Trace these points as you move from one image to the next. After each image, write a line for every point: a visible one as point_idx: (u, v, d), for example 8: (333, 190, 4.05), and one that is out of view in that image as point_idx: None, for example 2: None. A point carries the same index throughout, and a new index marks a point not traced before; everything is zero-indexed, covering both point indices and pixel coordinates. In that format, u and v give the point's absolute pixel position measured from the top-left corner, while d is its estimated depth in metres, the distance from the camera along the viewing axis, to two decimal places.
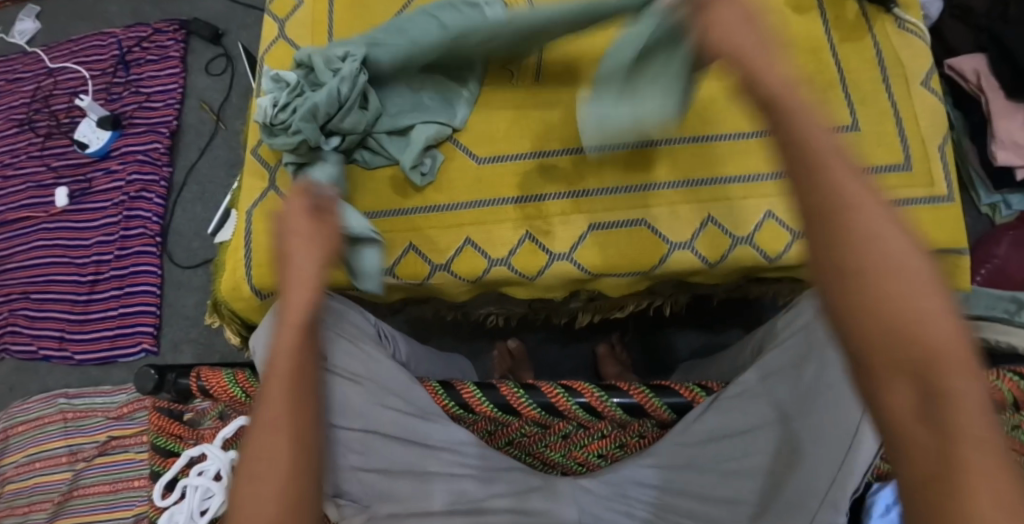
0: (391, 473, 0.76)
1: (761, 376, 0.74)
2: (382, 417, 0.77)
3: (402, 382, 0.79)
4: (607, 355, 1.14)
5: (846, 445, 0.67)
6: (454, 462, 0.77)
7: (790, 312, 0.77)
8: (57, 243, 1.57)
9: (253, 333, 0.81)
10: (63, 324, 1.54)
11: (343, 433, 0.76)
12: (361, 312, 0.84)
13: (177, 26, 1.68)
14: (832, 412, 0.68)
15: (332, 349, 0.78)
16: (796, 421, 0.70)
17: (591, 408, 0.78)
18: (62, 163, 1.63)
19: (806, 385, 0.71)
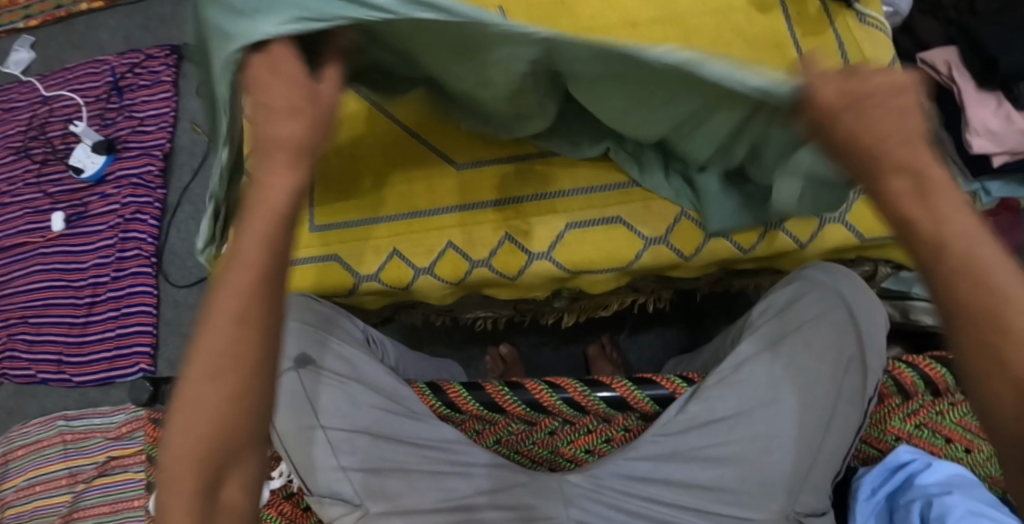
0: (381, 473, 0.77)
1: (736, 363, 0.75)
2: (374, 415, 0.78)
3: (394, 384, 0.81)
4: (598, 356, 1.16)
5: (819, 432, 0.72)
6: (445, 460, 0.78)
7: (765, 297, 0.79)
8: (54, 267, 1.60)
9: None
10: (60, 347, 1.56)
11: (333, 434, 0.77)
12: (350, 318, 0.85)
13: (169, 51, 1.71)
14: (803, 399, 0.72)
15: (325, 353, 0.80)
16: (770, 406, 0.73)
17: (575, 402, 0.79)
18: (59, 189, 1.66)
19: (778, 371, 0.74)
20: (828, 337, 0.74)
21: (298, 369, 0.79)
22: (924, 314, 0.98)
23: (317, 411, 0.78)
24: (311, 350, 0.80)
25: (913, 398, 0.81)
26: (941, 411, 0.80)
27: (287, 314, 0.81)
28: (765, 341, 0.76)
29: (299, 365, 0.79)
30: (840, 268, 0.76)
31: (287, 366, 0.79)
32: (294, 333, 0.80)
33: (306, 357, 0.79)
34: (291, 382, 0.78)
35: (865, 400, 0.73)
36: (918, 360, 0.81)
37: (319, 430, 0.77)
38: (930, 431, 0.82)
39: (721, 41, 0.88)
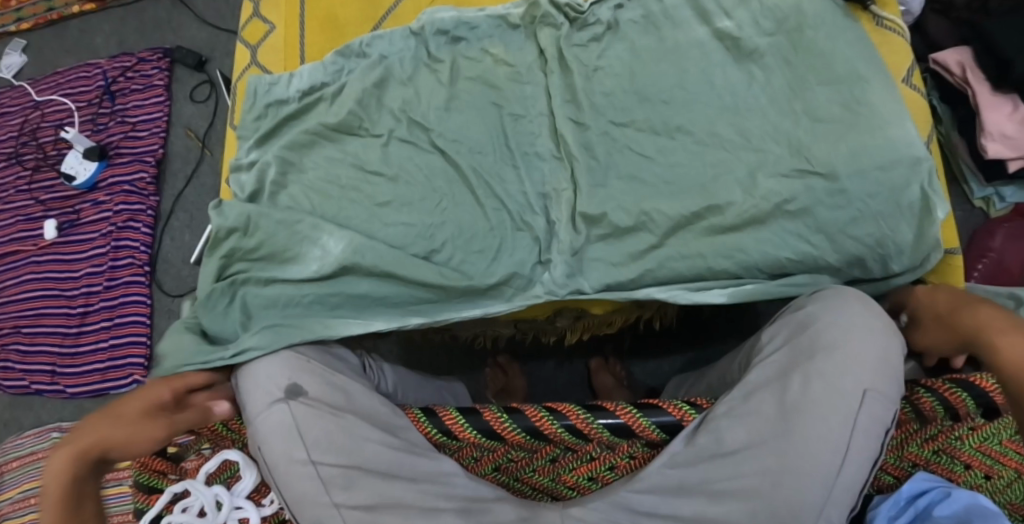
0: (375, 509, 0.72)
1: (744, 394, 0.74)
2: (368, 449, 0.73)
3: (390, 415, 0.77)
4: (600, 367, 1.12)
5: (836, 465, 0.68)
6: (440, 495, 0.73)
7: (774, 327, 0.77)
8: (48, 275, 1.57)
9: (235, 361, 0.80)
10: (53, 358, 1.53)
11: (325, 469, 0.72)
12: (342, 346, 0.83)
13: (161, 54, 1.69)
14: (820, 429, 0.68)
15: (317, 383, 0.76)
16: (783, 437, 0.69)
17: (577, 430, 0.77)
18: (51, 196, 1.63)
19: (793, 400, 0.70)
20: (845, 363, 0.69)
21: (287, 399, 0.74)
22: None
23: (306, 445, 0.72)
24: (301, 378, 0.76)
25: (932, 423, 0.78)
26: (960, 437, 0.76)
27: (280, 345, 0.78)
28: (777, 371, 0.73)
29: (288, 395, 0.74)
30: (851, 295, 0.74)
31: (277, 396, 0.74)
32: (285, 361, 0.77)
33: (297, 387, 0.75)
34: (279, 413, 0.73)
35: (884, 430, 0.69)
36: (934, 383, 0.77)
37: (310, 465, 0.72)
38: (949, 458, 0.78)
39: (721, 51, 0.85)
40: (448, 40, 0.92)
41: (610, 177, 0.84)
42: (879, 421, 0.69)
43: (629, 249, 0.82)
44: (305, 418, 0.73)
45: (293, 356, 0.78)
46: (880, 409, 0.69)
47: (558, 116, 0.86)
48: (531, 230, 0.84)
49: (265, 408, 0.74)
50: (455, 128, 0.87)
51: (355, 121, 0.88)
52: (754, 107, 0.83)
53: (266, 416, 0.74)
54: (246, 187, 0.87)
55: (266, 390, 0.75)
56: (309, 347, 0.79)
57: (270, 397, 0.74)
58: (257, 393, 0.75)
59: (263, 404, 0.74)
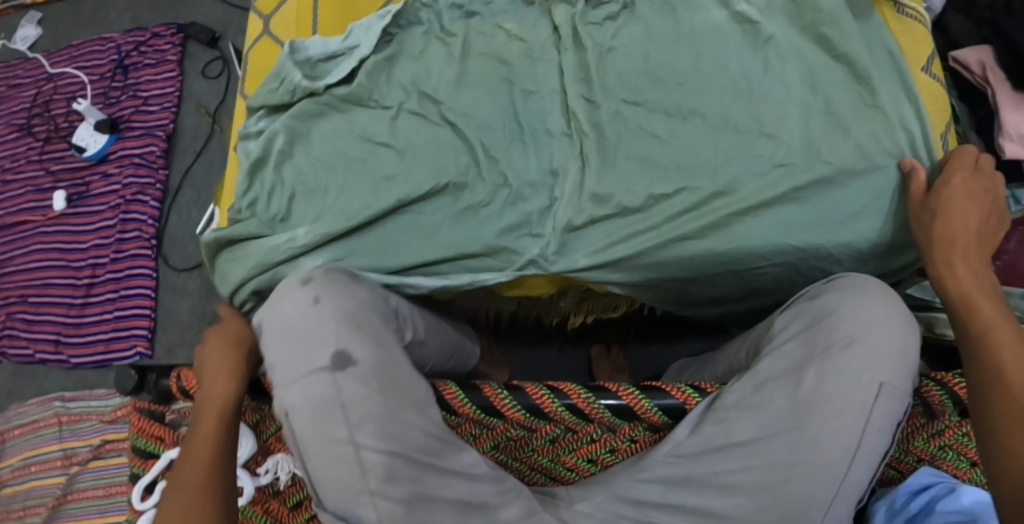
0: (411, 501, 0.66)
1: (754, 386, 0.72)
2: (407, 433, 0.68)
3: (428, 397, 0.71)
4: (602, 356, 1.13)
5: (847, 462, 0.66)
6: (462, 487, 0.68)
7: (787, 316, 0.74)
8: (55, 246, 1.57)
9: (263, 308, 0.74)
10: (58, 328, 1.53)
11: (367, 454, 0.66)
12: (388, 303, 0.77)
13: (176, 30, 1.69)
14: (834, 425, 0.67)
15: (367, 354, 0.69)
16: (797, 432, 0.68)
17: (578, 410, 0.76)
18: (61, 167, 1.63)
19: (806, 396, 0.68)
20: (863, 357, 0.68)
21: (334, 370, 0.68)
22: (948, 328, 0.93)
23: (348, 422, 0.67)
24: (351, 347, 0.69)
25: (941, 417, 0.76)
26: (966, 433, 0.75)
27: (327, 302, 0.71)
28: (790, 364, 0.71)
29: (334, 364, 0.68)
30: (870, 285, 0.71)
31: (324, 365, 0.68)
32: (334, 325, 0.70)
33: (345, 357, 0.69)
34: (322, 385, 0.68)
35: (896, 425, 0.68)
36: (947, 377, 0.75)
37: (351, 445, 0.66)
38: (956, 455, 0.77)
39: (737, 32, 0.84)
40: (463, 14, 0.92)
41: (621, 154, 0.82)
42: (893, 417, 0.67)
43: (639, 230, 0.80)
44: (351, 394, 0.67)
45: (343, 319, 0.71)
46: (894, 404, 0.67)
47: (570, 93, 0.85)
48: (540, 209, 0.83)
49: (310, 375, 0.68)
50: (466, 102, 0.86)
51: (365, 92, 0.88)
52: (770, 90, 0.81)
53: (306, 382, 0.68)
54: (250, 155, 0.87)
55: (313, 356, 0.69)
56: (360, 312, 0.72)
57: (313, 363, 0.69)
58: (299, 357, 0.69)
59: (306, 371, 0.69)
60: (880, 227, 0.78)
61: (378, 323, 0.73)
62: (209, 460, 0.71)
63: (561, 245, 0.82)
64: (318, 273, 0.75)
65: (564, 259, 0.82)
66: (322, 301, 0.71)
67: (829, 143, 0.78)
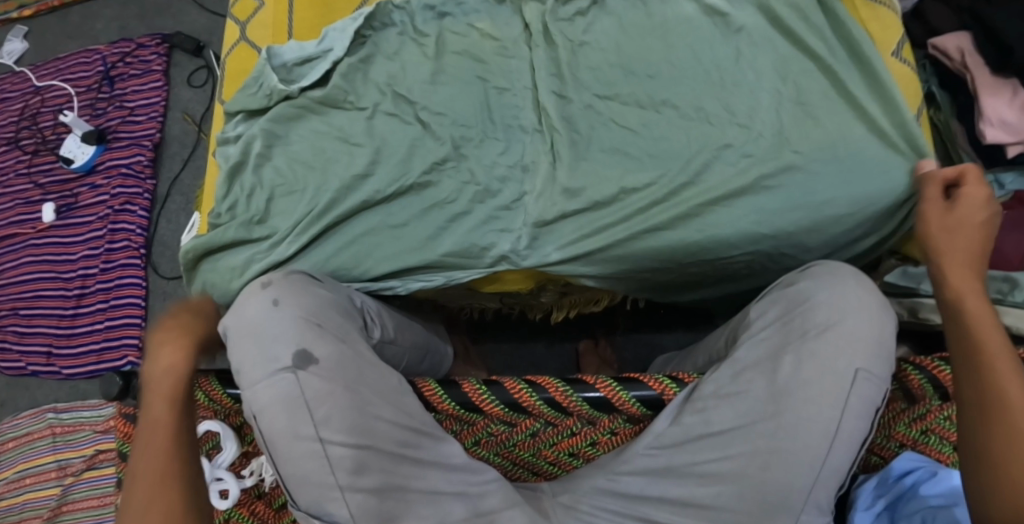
0: (383, 493, 0.67)
1: (732, 374, 0.71)
2: (375, 426, 0.68)
3: (395, 387, 0.71)
4: (588, 350, 1.13)
5: (825, 448, 0.66)
6: (441, 478, 0.70)
7: (763, 304, 0.73)
8: (45, 258, 1.58)
9: (227, 311, 0.73)
10: (50, 339, 1.53)
11: (334, 448, 0.66)
12: (348, 301, 0.77)
13: (160, 40, 1.70)
14: (812, 412, 0.66)
15: (329, 351, 0.69)
16: (775, 420, 0.67)
17: (556, 403, 0.76)
18: (50, 179, 1.64)
19: (782, 384, 0.68)
20: (837, 342, 0.67)
21: (298, 368, 0.68)
22: (932, 313, 0.93)
23: (316, 419, 0.67)
24: (312, 345, 0.69)
25: (921, 402, 0.76)
26: (948, 417, 0.75)
27: (285, 301, 0.71)
28: (767, 351, 0.70)
29: (297, 363, 0.68)
30: (846, 273, 0.70)
31: (287, 363, 0.68)
32: (295, 323, 0.70)
33: (307, 355, 0.69)
34: (286, 384, 0.67)
35: (875, 411, 0.67)
36: (924, 362, 0.76)
37: (319, 442, 0.66)
38: (939, 438, 0.77)
39: (708, 23, 0.84)
40: (435, 15, 0.92)
41: (594, 148, 0.82)
42: (872, 402, 0.67)
43: (615, 223, 0.80)
44: (315, 391, 0.67)
45: (303, 318, 0.70)
46: (872, 390, 0.67)
47: (543, 90, 0.85)
48: (515, 205, 0.83)
49: (272, 374, 0.68)
50: (439, 100, 0.86)
51: (339, 93, 0.88)
52: (741, 81, 0.81)
53: (271, 383, 0.68)
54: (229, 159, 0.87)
55: (274, 354, 0.69)
56: (319, 310, 0.72)
57: (276, 363, 0.68)
58: (260, 358, 0.69)
59: (269, 371, 0.68)
60: (855, 213, 0.78)
61: (338, 319, 0.73)
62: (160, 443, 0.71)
63: (537, 241, 0.82)
64: (275, 274, 0.74)
65: (542, 255, 0.82)
66: (281, 302, 0.71)
67: (801, 131, 0.79)
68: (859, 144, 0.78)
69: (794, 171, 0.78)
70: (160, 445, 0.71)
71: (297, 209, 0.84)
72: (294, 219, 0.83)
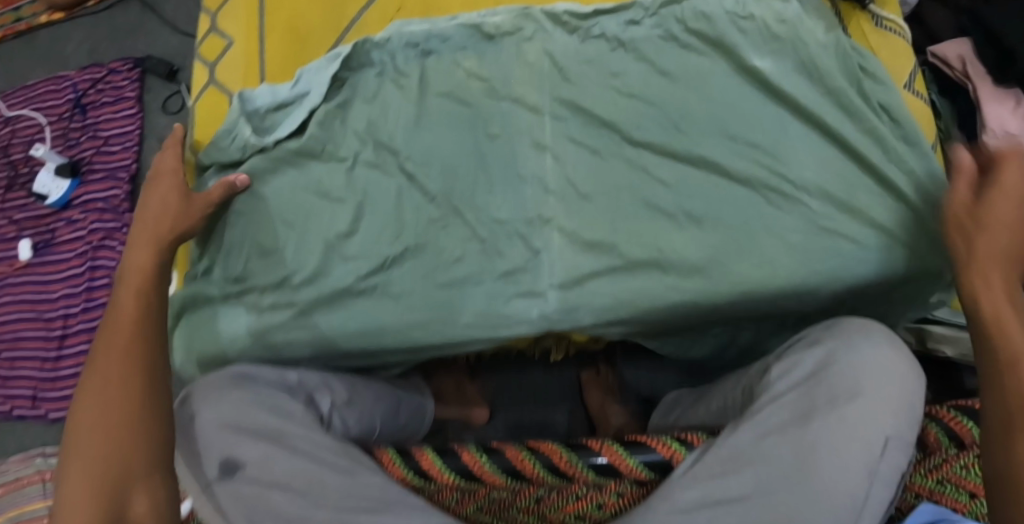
0: None
1: (754, 437, 0.66)
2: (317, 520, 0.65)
3: (342, 473, 0.68)
4: (591, 380, 1.11)
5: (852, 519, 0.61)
6: None
7: (785, 365, 0.70)
8: (25, 297, 1.53)
9: None
10: (34, 382, 1.49)
11: None
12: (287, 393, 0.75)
13: (132, 64, 1.64)
14: (843, 481, 0.61)
15: (254, 454, 0.67)
16: (802, 487, 0.62)
17: (559, 470, 0.73)
18: (25, 215, 1.59)
19: (806, 449, 0.63)
20: (870, 412, 0.63)
21: (224, 477, 0.67)
22: (941, 343, 0.90)
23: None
24: (235, 452, 0.68)
25: (935, 452, 0.73)
26: (966, 465, 0.71)
27: (202, 412, 0.70)
28: (792, 415, 0.66)
29: (223, 474, 0.67)
30: (877, 334, 0.67)
31: (213, 476, 0.67)
32: (215, 435, 0.68)
33: (231, 464, 0.67)
34: (215, 498, 0.66)
35: (899, 480, 0.63)
36: (941, 414, 0.74)
37: None
38: (954, 487, 0.72)
39: (708, 55, 0.79)
40: (418, 53, 0.85)
41: (592, 195, 0.76)
42: (898, 471, 0.63)
43: (620, 276, 0.74)
44: (245, 498, 0.66)
45: (223, 426, 0.69)
46: (896, 458, 0.63)
47: (537, 130, 0.79)
48: (517, 263, 0.76)
49: (200, 491, 0.67)
50: (427, 147, 0.81)
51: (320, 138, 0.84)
52: (747, 114, 0.76)
53: (205, 496, 0.67)
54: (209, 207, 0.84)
55: (200, 470, 0.68)
56: (243, 411, 0.70)
57: (206, 477, 0.67)
58: (189, 476, 0.68)
59: (200, 487, 0.67)
60: (879, 257, 0.72)
61: (266, 416, 0.70)
62: (137, 315, 0.72)
63: (542, 299, 0.75)
64: (197, 383, 0.73)
65: (542, 313, 0.75)
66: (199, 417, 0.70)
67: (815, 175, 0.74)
68: (873, 184, 0.74)
69: (808, 216, 0.73)
70: (124, 376, 0.68)
71: (280, 269, 0.80)
72: (278, 281, 0.79)
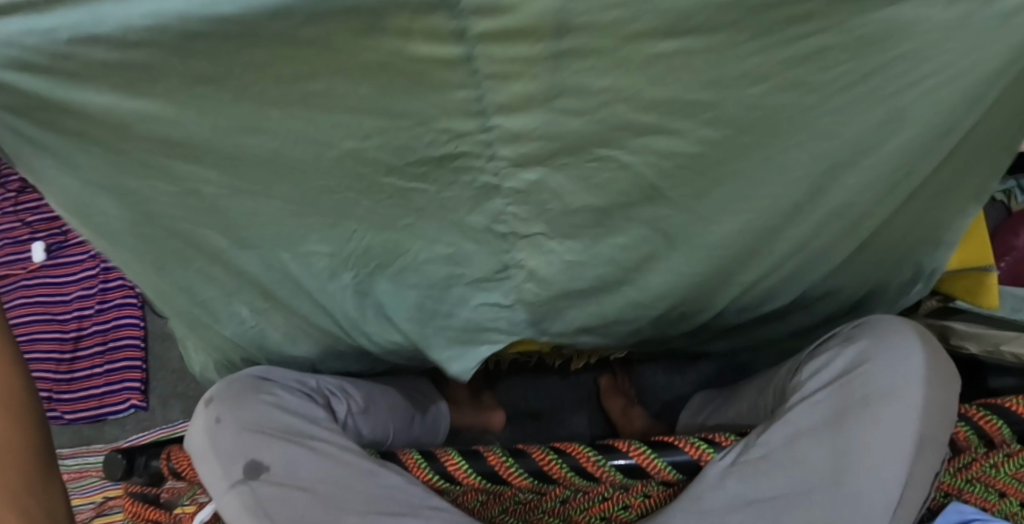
0: None
1: (785, 439, 0.66)
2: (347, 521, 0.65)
3: (371, 471, 0.69)
4: (609, 388, 1.15)
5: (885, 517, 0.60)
6: None
7: (813, 365, 0.70)
8: (38, 300, 1.53)
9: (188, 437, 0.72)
10: (49, 384, 1.48)
11: None
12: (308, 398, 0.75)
13: None
14: (883, 482, 0.61)
15: (279, 455, 0.67)
16: (839, 486, 0.62)
17: (586, 471, 0.73)
18: (38, 218, 1.60)
19: (845, 446, 0.63)
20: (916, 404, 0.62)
21: (249, 479, 0.66)
22: (965, 341, 0.89)
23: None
24: (260, 453, 0.67)
25: (965, 451, 0.72)
26: (994, 464, 0.71)
27: (227, 415, 0.69)
28: (823, 416, 0.66)
29: (249, 475, 0.66)
30: (909, 330, 0.66)
31: (243, 474, 0.66)
32: (241, 437, 0.68)
33: (256, 465, 0.66)
34: (241, 497, 0.65)
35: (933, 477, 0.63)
36: (968, 412, 0.72)
37: None
38: (983, 486, 0.72)
39: None
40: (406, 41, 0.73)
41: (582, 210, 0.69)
42: (929, 472, 0.62)
43: None
44: (271, 498, 0.65)
45: (245, 428, 0.68)
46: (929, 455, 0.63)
47: (536, 115, 0.60)
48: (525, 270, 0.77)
49: (227, 490, 0.65)
50: (378, 143, 0.62)
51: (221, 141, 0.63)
52: (819, 88, 0.59)
53: (229, 498, 0.65)
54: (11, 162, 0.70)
55: (226, 470, 0.66)
56: (267, 416, 0.70)
57: (231, 478, 0.66)
58: (213, 476, 0.67)
59: (223, 488, 0.66)
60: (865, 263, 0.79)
61: (291, 420, 0.70)
62: None
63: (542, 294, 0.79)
64: (217, 387, 0.72)
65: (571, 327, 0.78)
66: (223, 420, 0.69)
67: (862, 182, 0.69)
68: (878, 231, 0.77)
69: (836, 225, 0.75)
70: None
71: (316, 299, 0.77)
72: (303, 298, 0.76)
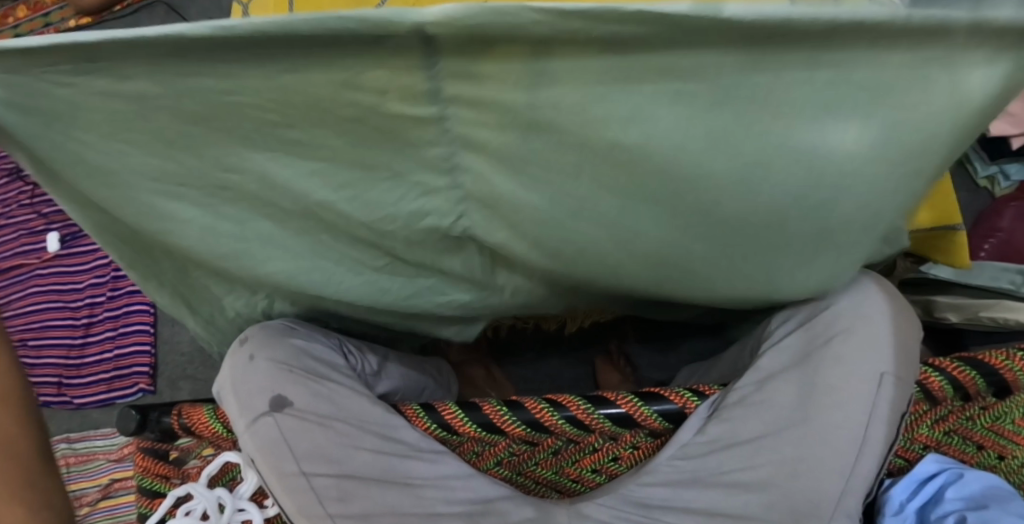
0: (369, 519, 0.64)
1: (757, 384, 0.71)
2: (358, 457, 0.68)
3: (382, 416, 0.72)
4: (605, 363, 1.19)
5: (863, 449, 0.63)
6: (439, 500, 0.68)
7: (785, 316, 0.74)
8: (52, 287, 1.57)
9: (218, 375, 0.74)
10: (60, 370, 1.51)
11: (317, 480, 0.65)
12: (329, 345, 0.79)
13: None
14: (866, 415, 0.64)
15: (301, 392, 0.70)
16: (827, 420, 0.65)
17: (578, 420, 0.75)
18: (54, 209, 1.64)
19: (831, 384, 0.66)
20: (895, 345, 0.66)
21: (272, 413, 0.68)
22: (946, 311, 0.98)
23: (297, 456, 0.66)
24: (284, 390, 0.70)
25: (942, 404, 0.74)
26: (971, 417, 0.74)
27: (256, 353, 0.72)
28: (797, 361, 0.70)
29: (273, 408, 0.68)
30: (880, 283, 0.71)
31: (262, 409, 0.68)
32: (267, 373, 0.71)
33: (280, 399, 0.69)
34: (264, 427, 0.67)
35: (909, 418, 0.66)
36: (945, 363, 0.75)
37: (302, 477, 0.65)
38: (960, 439, 0.75)
39: None
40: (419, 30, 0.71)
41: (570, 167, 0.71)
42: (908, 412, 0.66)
43: None
44: (293, 430, 0.67)
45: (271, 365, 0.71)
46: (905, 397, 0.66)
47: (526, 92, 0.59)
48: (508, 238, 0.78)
49: (249, 423, 0.68)
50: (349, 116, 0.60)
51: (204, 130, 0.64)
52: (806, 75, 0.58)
53: (251, 430, 0.68)
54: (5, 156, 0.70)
55: (248, 404, 0.69)
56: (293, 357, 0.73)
57: (254, 411, 0.69)
58: (239, 408, 0.69)
59: (247, 420, 0.68)
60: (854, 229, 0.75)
61: (312, 363, 0.74)
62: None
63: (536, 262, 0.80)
64: (249, 330, 0.76)
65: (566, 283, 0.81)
66: (256, 357, 0.72)
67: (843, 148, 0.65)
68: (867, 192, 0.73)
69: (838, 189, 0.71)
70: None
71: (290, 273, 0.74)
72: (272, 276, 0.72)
